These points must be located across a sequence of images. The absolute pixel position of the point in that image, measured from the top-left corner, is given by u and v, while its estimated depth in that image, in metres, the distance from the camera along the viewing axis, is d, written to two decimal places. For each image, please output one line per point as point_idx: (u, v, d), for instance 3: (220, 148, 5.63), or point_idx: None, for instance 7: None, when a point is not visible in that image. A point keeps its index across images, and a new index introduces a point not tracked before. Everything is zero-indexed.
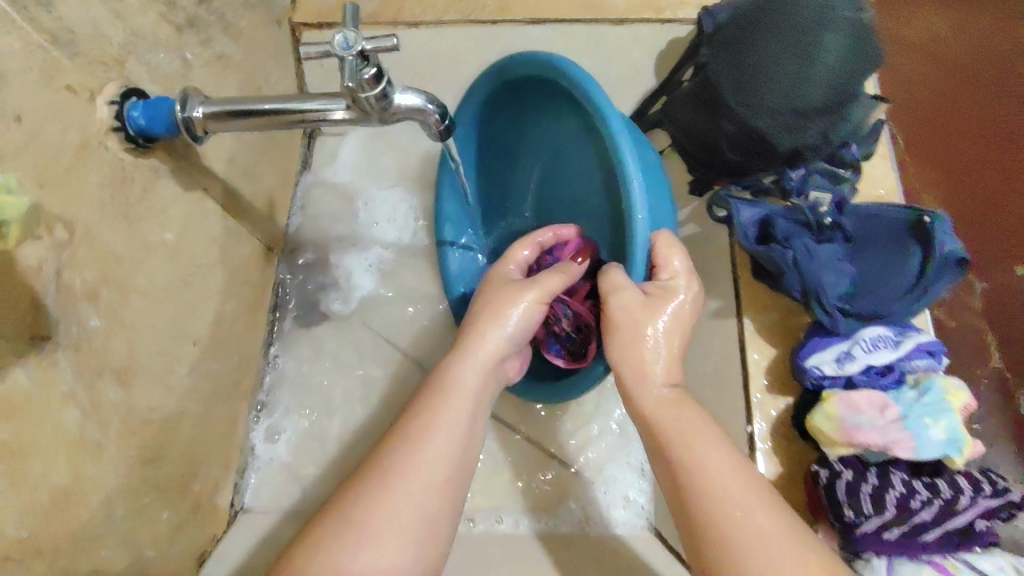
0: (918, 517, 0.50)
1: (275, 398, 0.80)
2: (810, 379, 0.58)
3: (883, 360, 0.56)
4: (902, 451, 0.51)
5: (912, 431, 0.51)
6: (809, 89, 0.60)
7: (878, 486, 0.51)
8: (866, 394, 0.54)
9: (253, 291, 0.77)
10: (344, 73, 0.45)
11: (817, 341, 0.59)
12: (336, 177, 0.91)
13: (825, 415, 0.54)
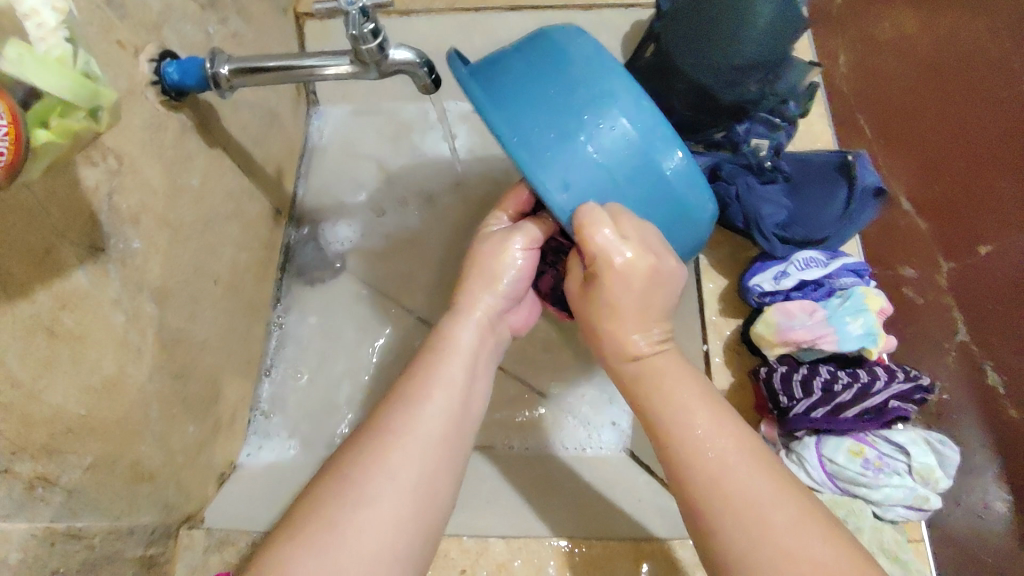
0: (840, 398, 0.58)
1: (283, 347, 0.88)
2: (752, 296, 0.67)
3: (814, 276, 0.65)
4: (827, 344, 0.60)
5: (835, 327, 0.60)
6: (745, 49, 0.72)
7: (807, 374, 0.59)
8: (797, 300, 0.62)
9: (264, 247, 0.86)
10: (348, 25, 0.55)
11: (759, 264, 0.68)
12: (340, 149, 1.01)
13: (764, 322, 0.62)
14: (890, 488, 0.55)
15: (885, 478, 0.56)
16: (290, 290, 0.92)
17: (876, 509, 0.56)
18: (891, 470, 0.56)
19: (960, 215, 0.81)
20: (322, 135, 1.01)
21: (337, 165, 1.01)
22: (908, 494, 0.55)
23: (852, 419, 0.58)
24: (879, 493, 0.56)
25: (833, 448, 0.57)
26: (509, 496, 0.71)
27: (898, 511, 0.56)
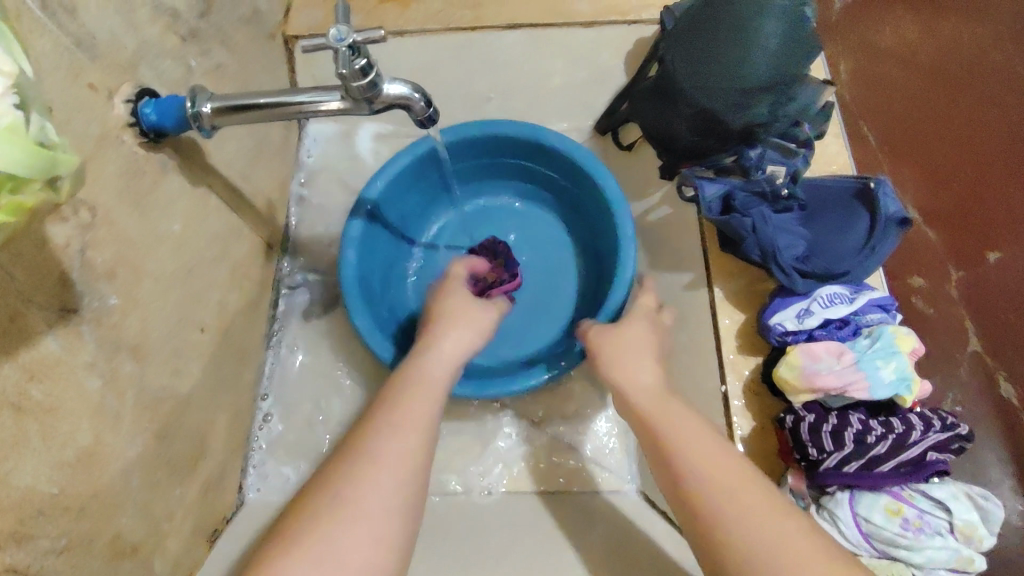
0: (874, 451, 0.54)
1: (276, 391, 0.84)
2: (774, 335, 0.63)
3: (838, 314, 0.61)
4: (858, 392, 0.56)
5: (865, 372, 0.56)
6: (751, 71, 0.68)
7: (838, 424, 0.55)
8: (822, 343, 0.58)
9: (254, 285, 0.81)
10: (338, 63, 0.51)
11: (780, 301, 0.64)
12: (334, 176, 0.97)
13: (788, 365, 0.59)
14: (931, 550, 0.51)
15: (926, 539, 0.51)
16: (284, 328, 0.87)
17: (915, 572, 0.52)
18: (932, 530, 0.52)
19: (981, 228, 0.84)
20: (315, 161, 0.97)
21: (329, 195, 0.96)
22: (950, 556, 0.51)
23: (886, 473, 0.54)
24: (919, 555, 0.51)
25: (868, 506, 0.53)
26: (519, 551, 0.67)
27: (939, 573, 0.52)
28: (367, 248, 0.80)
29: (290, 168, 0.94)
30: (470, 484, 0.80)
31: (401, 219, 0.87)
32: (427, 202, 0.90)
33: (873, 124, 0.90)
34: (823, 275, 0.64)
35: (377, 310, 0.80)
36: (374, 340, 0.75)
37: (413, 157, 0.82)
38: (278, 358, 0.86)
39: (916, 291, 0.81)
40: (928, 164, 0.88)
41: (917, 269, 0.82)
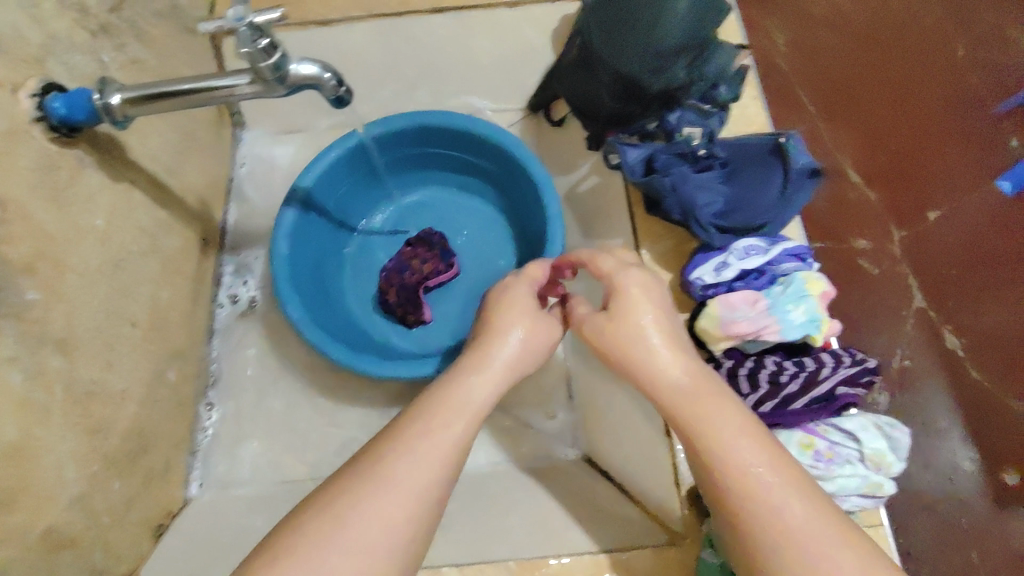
0: (786, 390, 0.56)
1: (223, 388, 0.84)
2: (695, 289, 0.65)
3: (753, 264, 0.64)
4: (770, 335, 0.59)
5: (777, 316, 0.59)
6: (664, 35, 0.68)
7: (753, 367, 0.58)
8: (739, 292, 0.61)
9: (190, 281, 0.81)
10: (240, 43, 0.51)
11: (701, 256, 0.66)
12: (273, 172, 0.97)
13: (709, 317, 0.60)
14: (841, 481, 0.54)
15: (837, 469, 0.54)
16: (226, 326, 0.87)
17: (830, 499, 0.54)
18: (842, 460, 0.55)
19: (934, 187, 0.78)
20: (252, 157, 0.97)
21: (270, 189, 0.96)
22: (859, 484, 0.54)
23: (799, 411, 0.57)
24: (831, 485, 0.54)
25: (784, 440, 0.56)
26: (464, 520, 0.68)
27: (850, 500, 0.55)
28: (300, 238, 0.84)
29: (226, 162, 0.93)
30: None
31: (336, 206, 0.91)
32: (361, 196, 0.95)
33: (812, 90, 0.87)
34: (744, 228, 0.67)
35: (309, 302, 0.83)
36: (308, 330, 0.78)
37: (345, 147, 0.86)
38: (222, 356, 0.86)
39: (861, 252, 0.81)
40: (870, 127, 0.83)
41: (858, 230, 0.81)
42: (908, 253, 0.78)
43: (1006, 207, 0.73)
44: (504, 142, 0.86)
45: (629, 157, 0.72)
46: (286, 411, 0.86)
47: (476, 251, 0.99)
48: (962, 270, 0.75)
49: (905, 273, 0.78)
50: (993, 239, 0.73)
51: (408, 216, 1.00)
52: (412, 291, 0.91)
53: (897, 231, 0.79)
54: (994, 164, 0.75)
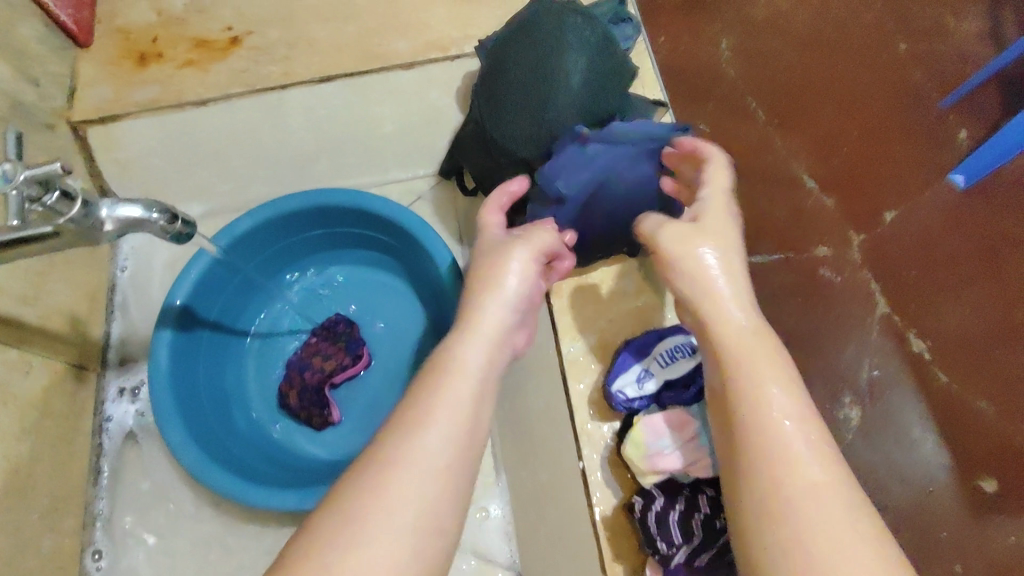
0: (722, 535, 0.50)
1: (111, 534, 0.74)
2: (620, 403, 0.58)
3: (680, 374, 0.57)
4: (700, 471, 0.52)
5: (706, 446, 0.52)
6: (557, 117, 0.62)
7: (684, 511, 0.51)
8: (669, 414, 0.54)
9: (62, 420, 0.71)
10: (9, 209, 0.43)
11: (620, 363, 0.59)
12: (156, 271, 0.86)
13: (633, 443, 0.54)
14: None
15: None
16: (113, 457, 0.77)
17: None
18: None
19: (884, 190, 0.70)
20: (135, 258, 0.86)
21: (155, 290, 0.85)
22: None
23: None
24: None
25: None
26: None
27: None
28: (183, 361, 0.71)
29: (101, 268, 0.83)
30: None
31: (223, 311, 0.78)
32: (257, 288, 0.82)
33: (761, 98, 0.80)
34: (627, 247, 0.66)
35: (200, 421, 0.69)
36: (187, 455, 0.64)
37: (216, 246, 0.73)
38: (109, 494, 0.75)
39: (823, 262, 0.74)
40: (815, 129, 0.76)
41: (820, 238, 0.74)
42: (867, 258, 0.70)
43: (959, 204, 0.65)
44: (407, 221, 0.74)
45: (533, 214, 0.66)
46: (184, 552, 0.73)
47: (395, 334, 0.82)
48: (925, 270, 0.66)
49: (866, 278, 0.70)
50: (950, 238, 0.65)
51: (321, 304, 0.84)
52: (317, 392, 0.76)
53: (856, 236, 0.72)
54: (944, 159, 0.67)
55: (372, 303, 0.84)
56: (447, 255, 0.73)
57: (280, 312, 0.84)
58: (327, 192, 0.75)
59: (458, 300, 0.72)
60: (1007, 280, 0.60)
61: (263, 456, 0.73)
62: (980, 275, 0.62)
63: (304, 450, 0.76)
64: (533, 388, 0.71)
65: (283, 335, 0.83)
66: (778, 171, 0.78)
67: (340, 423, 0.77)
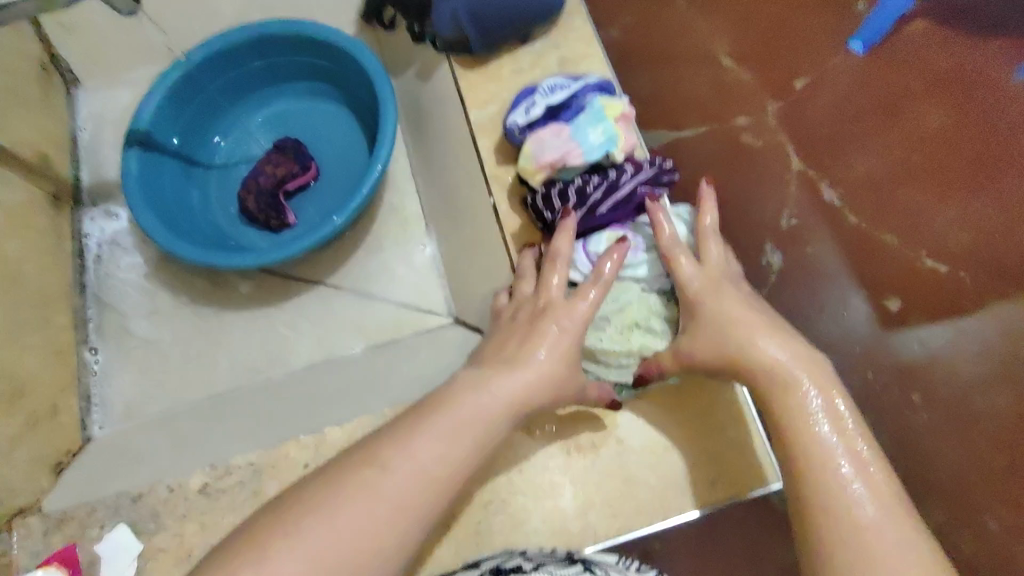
0: (592, 198, 0.65)
1: (104, 334, 0.85)
2: (513, 134, 0.71)
3: (558, 100, 0.70)
4: (574, 158, 0.66)
5: (577, 140, 0.66)
6: None
7: (565, 185, 0.67)
8: (547, 128, 0.68)
9: (42, 235, 0.81)
10: None
11: (512, 106, 0.72)
12: (114, 124, 0.98)
13: (524, 156, 0.69)
14: (623, 291, 0.63)
15: (641, 256, 0.64)
16: (95, 274, 0.88)
17: (638, 281, 0.64)
18: (644, 248, 0.65)
19: (788, 56, 0.75)
20: (94, 119, 0.98)
21: (113, 140, 0.97)
22: (641, 303, 0.63)
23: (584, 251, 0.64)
24: (643, 271, 0.64)
25: (595, 242, 0.63)
26: (328, 391, 0.73)
27: (644, 326, 0.63)
28: (152, 175, 0.82)
29: (64, 122, 0.94)
30: (313, 356, 0.84)
31: (181, 140, 0.89)
32: (209, 120, 0.92)
33: None
34: (517, 36, 0.80)
35: (171, 218, 0.81)
36: (158, 235, 0.77)
37: (168, 75, 0.83)
38: (98, 304, 0.86)
39: (743, 129, 0.75)
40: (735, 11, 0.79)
41: (734, 107, 0.76)
42: (782, 120, 0.72)
43: (868, 68, 0.69)
44: (338, 40, 0.85)
45: (439, 15, 0.79)
46: (169, 342, 0.85)
47: (337, 152, 0.94)
48: (834, 127, 0.69)
49: (784, 139, 0.72)
50: (858, 96, 0.68)
51: (271, 134, 0.95)
52: (272, 196, 0.87)
53: (772, 103, 0.74)
54: (847, 28, 0.72)
55: (317, 127, 0.95)
56: (372, 59, 0.84)
57: (240, 139, 0.95)
58: (263, 23, 0.85)
59: (392, 93, 0.82)
60: (908, 131, 0.64)
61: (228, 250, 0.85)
62: (882, 129, 0.66)
63: (258, 244, 0.88)
64: (453, 167, 0.84)
65: (240, 162, 0.94)
66: (696, 51, 0.81)
67: (294, 225, 0.89)
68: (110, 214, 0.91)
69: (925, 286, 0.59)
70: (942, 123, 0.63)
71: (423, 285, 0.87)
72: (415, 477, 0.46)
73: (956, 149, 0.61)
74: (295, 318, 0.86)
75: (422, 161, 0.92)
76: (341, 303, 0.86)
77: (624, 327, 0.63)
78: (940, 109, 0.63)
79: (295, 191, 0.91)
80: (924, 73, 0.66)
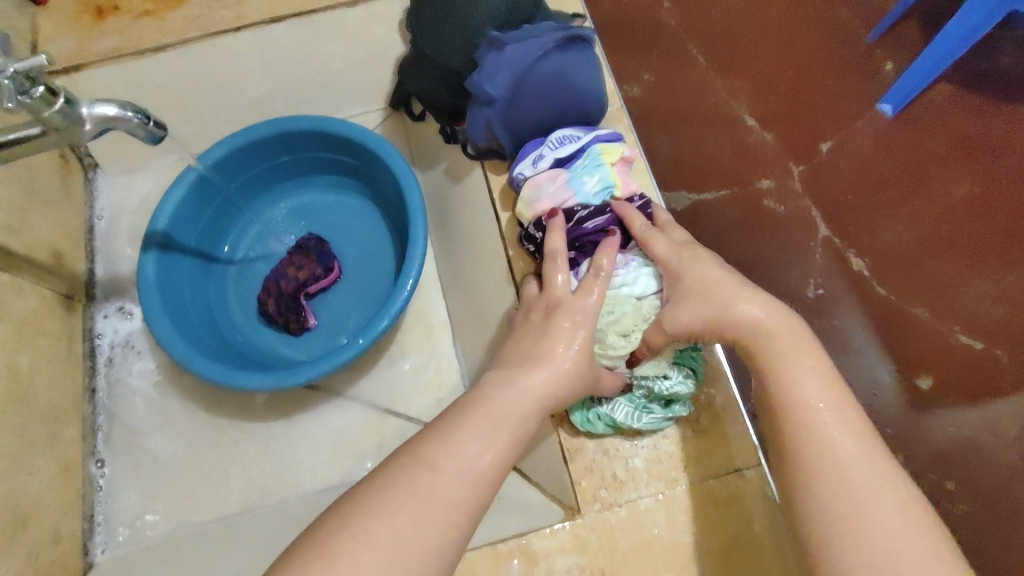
0: (584, 223, 0.66)
1: (112, 445, 0.81)
2: (518, 182, 0.71)
3: (566, 153, 0.70)
4: (570, 202, 0.67)
5: (573, 187, 0.67)
6: (475, 25, 0.72)
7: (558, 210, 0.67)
8: (544, 172, 0.69)
9: (53, 340, 0.78)
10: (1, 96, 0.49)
11: (519, 155, 0.72)
12: (131, 213, 0.95)
13: (522, 201, 0.69)
14: (617, 302, 0.62)
15: (633, 268, 0.64)
16: (106, 379, 0.84)
17: (634, 295, 0.63)
18: (636, 262, 0.65)
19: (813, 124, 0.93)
20: (111, 207, 0.95)
21: (130, 230, 0.94)
22: (636, 312, 0.62)
23: (576, 270, 0.65)
24: (640, 286, 0.63)
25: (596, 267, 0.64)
26: None
27: (640, 333, 0.62)
28: (170, 280, 0.79)
29: (80, 212, 0.91)
30: (330, 475, 0.79)
31: (200, 239, 0.85)
32: (229, 215, 0.89)
33: (700, 47, 1.00)
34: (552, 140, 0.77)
35: (189, 325, 0.78)
36: (177, 348, 0.73)
37: (191, 175, 0.80)
38: (107, 411, 0.82)
39: (766, 193, 0.90)
40: (752, 72, 0.97)
41: (762, 172, 0.91)
42: (807, 183, 0.90)
43: (889, 138, 0.91)
44: (368, 140, 0.82)
45: (472, 121, 0.74)
46: (180, 456, 0.80)
47: (361, 250, 0.91)
48: (860, 194, 0.88)
49: (808, 207, 0.89)
50: (883, 161, 0.89)
51: (293, 230, 0.92)
52: (293, 299, 0.84)
53: (795, 166, 0.91)
54: (873, 97, 0.93)
55: (341, 223, 0.92)
56: (401, 162, 0.81)
57: (261, 235, 0.92)
58: (292, 122, 0.82)
59: (422, 202, 0.79)
60: (935, 198, 0.86)
61: (246, 358, 0.81)
62: (913, 194, 0.87)
63: (276, 348, 0.84)
64: (482, 278, 0.80)
65: (260, 257, 0.91)
66: (721, 114, 0.96)
67: (315, 329, 0.86)
68: (124, 312, 0.88)
69: (955, 362, 0.78)
70: (968, 194, 0.85)
71: (446, 398, 0.83)
72: (460, 474, 0.44)
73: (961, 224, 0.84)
74: (311, 431, 0.81)
75: (448, 264, 0.88)
76: (359, 417, 0.82)
77: (621, 335, 0.62)
78: (960, 189, 0.82)
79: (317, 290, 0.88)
80: (946, 141, 0.88)
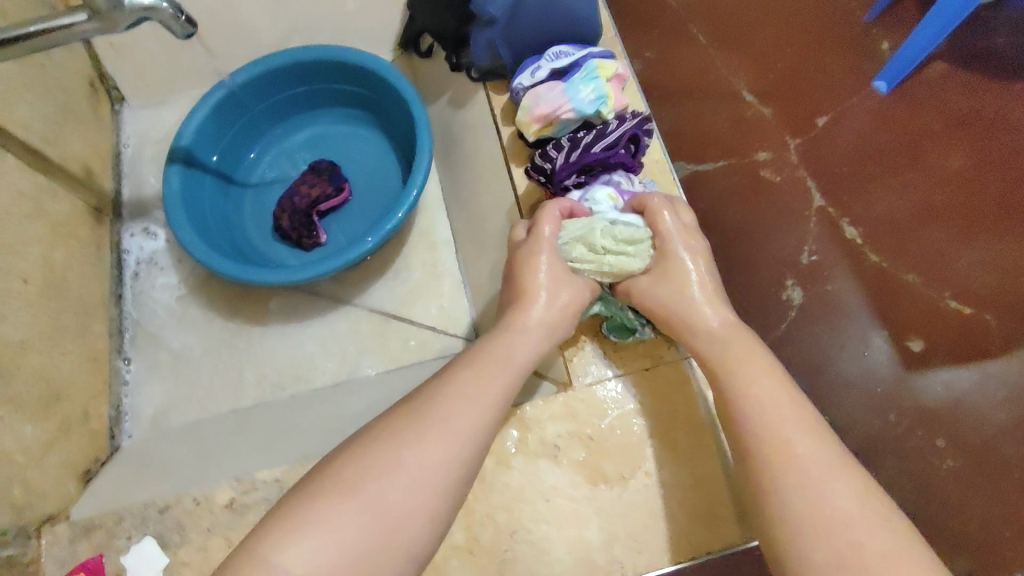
0: (585, 148, 0.71)
1: (137, 347, 0.86)
2: (518, 94, 0.77)
3: (562, 65, 0.76)
4: (566, 111, 0.72)
5: (569, 95, 0.72)
6: None
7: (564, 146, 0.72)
8: (543, 84, 0.74)
9: (84, 247, 0.83)
10: None
11: (519, 69, 0.78)
12: (156, 143, 1.01)
13: (522, 110, 0.75)
14: (594, 220, 0.66)
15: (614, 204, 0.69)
16: (131, 288, 0.90)
17: (610, 220, 0.67)
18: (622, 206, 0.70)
19: (808, 98, 0.84)
20: (137, 136, 1.01)
21: (154, 157, 1.00)
22: (608, 233, 0.66)
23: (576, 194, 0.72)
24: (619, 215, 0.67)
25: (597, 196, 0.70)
26: (351, 408, 0.73)
27: (609, 253, 0.66)
28: (193, 193, 0.84)
29: (109, 138, 0.97)
30: (334, 373, 0.85)
31: (220, 159, 0.91)
32: (246, 141, 0.94)
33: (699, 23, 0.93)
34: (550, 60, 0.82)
35: (208, 233, 0.83)
36: (197, 249, 0.78)
37: (214, 95, 0.86)
38: (133, 317, 0.88)
39: (763, 163, 0.83)
40: (752, 50, 0.89)
41: (757, 143, 0.84)
42: (804, 158, 0.82)
43: (885, 102, 0.82)
44: (378, 67, 0.87)
45: (475, 42, 0.80)
46: (199, 357, 0.86)
47: (370, 176, 0.96)
48: (854, 167, 0.80)
49: (804, 176, 0.81)
50: (877, 133, 0.81)
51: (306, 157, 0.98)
52: (305, 215, 0.89)
53: (793, 141, 0.83)
54: (869, 66, 0.84)
55: (351, 152, 0.98)
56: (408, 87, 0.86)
57: (277, 161, 0.97)
58: (307, 51, 0.88)
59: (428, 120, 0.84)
60: (929, 170, 0.77)
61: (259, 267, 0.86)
62: (903, 167, 0.78)
63: (287, 260, 0.90)
64: (483, 193, 0.85)
65: (275, 181, 0.96)
66: (722, 89, 0.88)
67: (326, 245, 0.91)
68: (149, 232, 0.94)
69: (947, 328, 0.70)
70: (962, 164, 0.76)
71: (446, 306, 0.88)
72: (457, 398, 0.53)
73: (990, 202, 0.74)
74: (319, 335, 0.87)
75: (451, 188, 0.93)
76: (363, 324, 0.87)
77: (590, 249, 0.66)
78: (959, 152, 0.77)
79: (328, 211, 0.93)
80: (939, 117, 0.79)
